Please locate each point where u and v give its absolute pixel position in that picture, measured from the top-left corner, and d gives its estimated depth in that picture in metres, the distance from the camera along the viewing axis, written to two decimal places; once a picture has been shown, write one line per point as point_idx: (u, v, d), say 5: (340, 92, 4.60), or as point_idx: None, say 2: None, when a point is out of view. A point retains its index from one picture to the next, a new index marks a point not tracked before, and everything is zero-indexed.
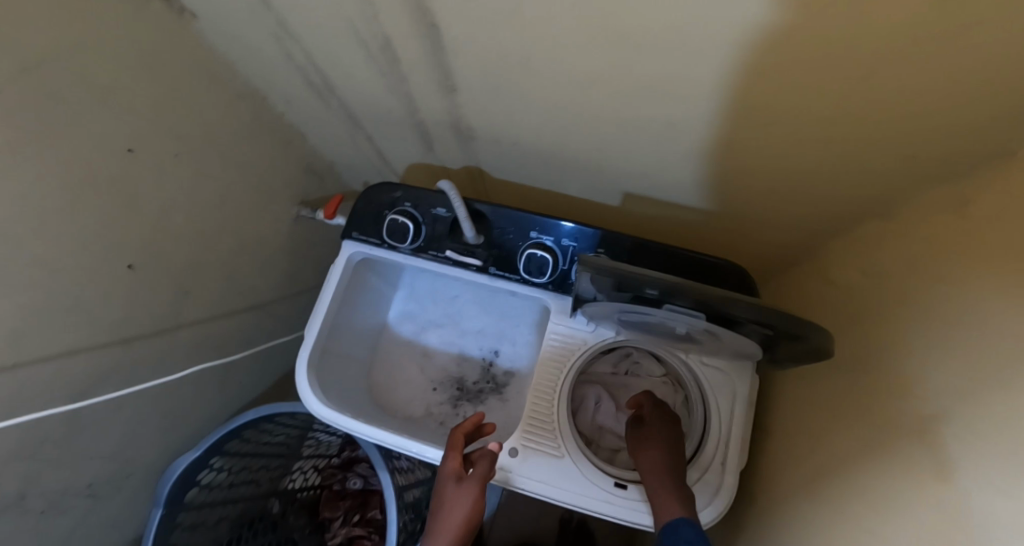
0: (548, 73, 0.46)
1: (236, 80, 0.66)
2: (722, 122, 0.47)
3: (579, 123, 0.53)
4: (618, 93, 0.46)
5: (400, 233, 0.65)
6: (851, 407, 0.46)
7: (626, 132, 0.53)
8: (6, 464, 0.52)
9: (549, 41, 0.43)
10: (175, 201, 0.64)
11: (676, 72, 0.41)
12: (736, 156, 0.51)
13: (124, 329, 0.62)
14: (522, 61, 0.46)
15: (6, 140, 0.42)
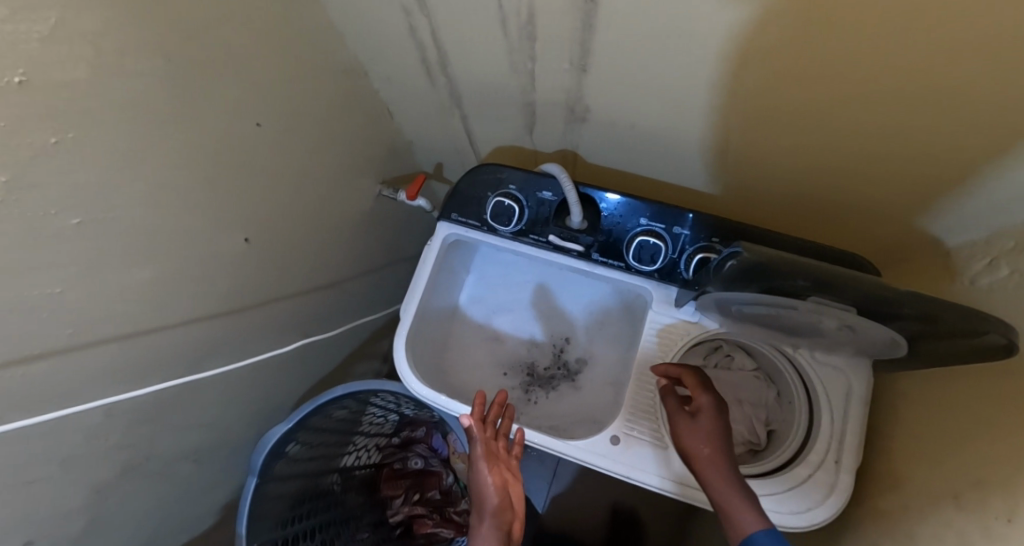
0: (696, 56, 0.45)
1: (346, 56, 0.66)
2: (877, 115, 0.45)
3: (712, 108, 0.52)
4: (770, 78, 0.45)
5: (504, 216, 0.66)
6: (978, 409, 0.44)
7: (761, 121, 0.51)
8: (135, 427, 0.55)
9: (709, 30, 0.41)
10: (285, 175, 0.64)
11: (847, 63, 0.40)
12: (875, 152, 0.49)
13: (235, 302, 0.64)
14: (671, 46, 0.45)
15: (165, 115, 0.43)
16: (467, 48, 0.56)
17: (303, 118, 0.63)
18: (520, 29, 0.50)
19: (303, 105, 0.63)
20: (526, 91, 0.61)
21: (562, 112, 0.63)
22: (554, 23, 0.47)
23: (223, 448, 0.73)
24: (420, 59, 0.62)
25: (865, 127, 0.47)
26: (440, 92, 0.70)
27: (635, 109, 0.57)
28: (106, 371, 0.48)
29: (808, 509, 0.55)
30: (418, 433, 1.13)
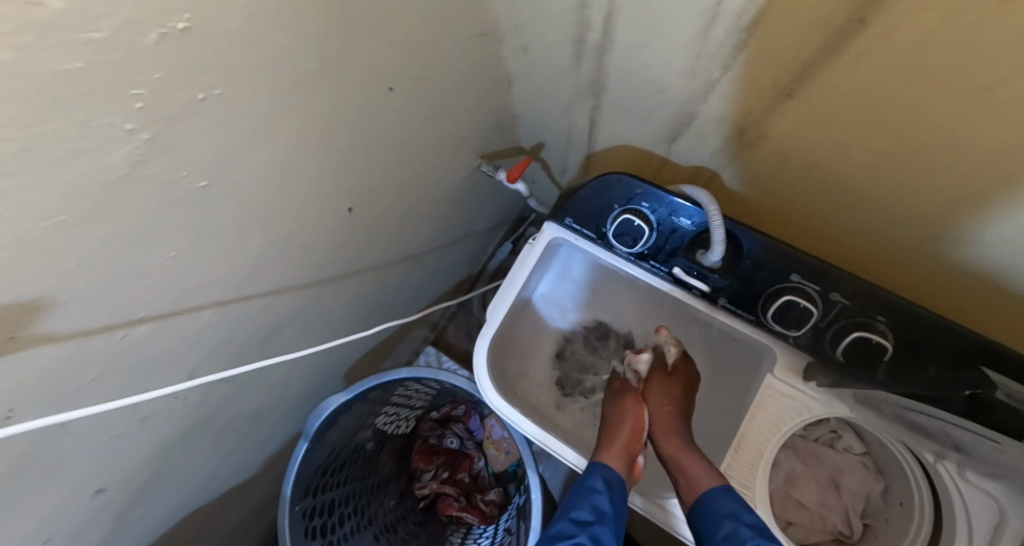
0: (922, 107, 0.36)
1: (490, 19, 0.58)
2: None
3: (901, 163, 0.43)
4: (985, 149, 0.36)
5: (629, 236, 0.59)
6: None
7: (949, 195, 0.43)
8: (216, 387, 0.52)
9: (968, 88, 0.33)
10: (397, 144, 0.58)
11: None
12: None
13: (324, 272, 0.59)
14: (906, 93, 0.36)
15: (312, 72, 0.38)
16: (646, 38, 0.47)
17: (431, 82, 0.57)
18: (727, 34, 0.41)
19: (432, 72, 0.55)
20: (694, 100, 0.52)
21: (724, 132, 0.54)
22: (779, 36, 0.38)
23: (282, 409, 0.71)
24: (575, 38, 0.54)
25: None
26: (582, 76, 0.61)
27: (827, 149, 0.47)
28: (196, 339, 0.44)
29: None
30: (457, 411, 1.08)
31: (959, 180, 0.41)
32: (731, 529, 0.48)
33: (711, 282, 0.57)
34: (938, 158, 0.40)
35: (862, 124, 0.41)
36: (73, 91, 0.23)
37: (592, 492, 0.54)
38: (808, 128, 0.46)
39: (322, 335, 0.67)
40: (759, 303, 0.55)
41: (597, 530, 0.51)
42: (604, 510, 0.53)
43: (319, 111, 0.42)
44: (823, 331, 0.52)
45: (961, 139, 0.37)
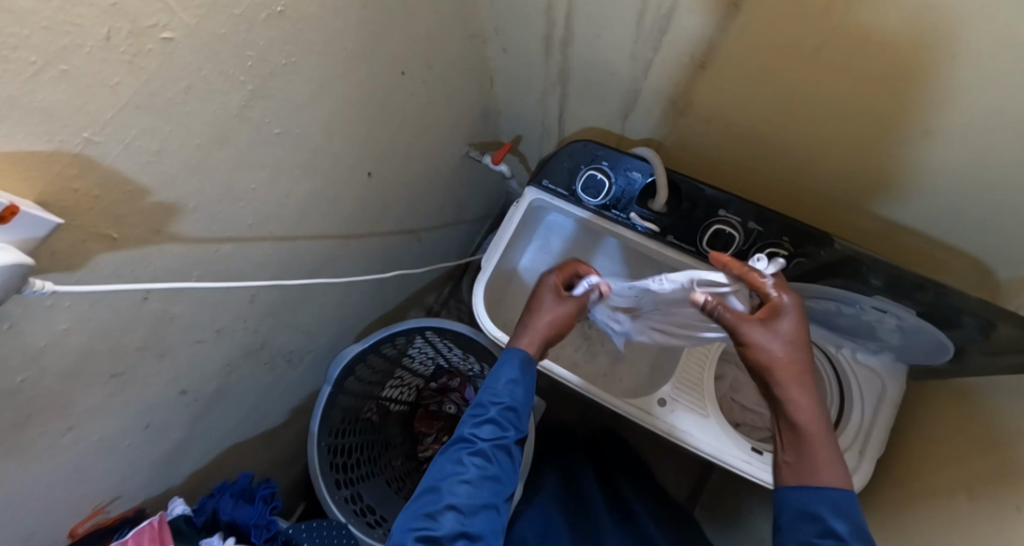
0: (785, 58, 0.52)
1: (477, 23, 0.72)
2: (910, 117, 0.52)
3: (783, 102, 0.58)
4: (827, 80, 0.53)
5: (594, 188, 0.73)
6: (1002, 423, 0.50)
7: (818, 120, 0.59)
8: (265, 316, 0.63)
9: (809, 41, 0.49)
10: (406, 122, 0.72)
11: (897, 71, 0.47)
12: (922, 154, 0.56)
13: (346, 228, 0.71)
14: (776, 52, 0.52)
15: (357, 52, 0.51)
16: (597, 30, 0.62)
17: (435, 73, 0.71)
18: (653, 21, 0.56)
19: (435, 65, 0.69)
20: (637, 78, 0.67)
21: (663, 104, 0.70)
22: (688, 21, 0.53)
23: (307, 358, 0.82)
24: (544, 34, 0.68)
25: (934, 180, 0.58)
26: (551, 69, 0.76)
27: (759, 108, 0.61)
28: (257, 262, 0.55)
29: None
30: (454, 382, 1.17)
31: (820, 107, 0.57)
32: (826, 527, 0.45)
33: (658, 223, 0.71)
34: (844, 115, 0.56)
35: (796, 89, 0.56)
36: (219, 46, 0.35)
37: (512, 381, 0.58)
38: (755, 95, 0.60)
39: (341, 289, 0.79)
40: (698, 236, 0.69)
41: (511, 405, 0.57)
42: (514, 388, 0.58)
43: (357, 86, 0.55)
44: (746, 252, 0.67)
45: (863, 105, 0.53)
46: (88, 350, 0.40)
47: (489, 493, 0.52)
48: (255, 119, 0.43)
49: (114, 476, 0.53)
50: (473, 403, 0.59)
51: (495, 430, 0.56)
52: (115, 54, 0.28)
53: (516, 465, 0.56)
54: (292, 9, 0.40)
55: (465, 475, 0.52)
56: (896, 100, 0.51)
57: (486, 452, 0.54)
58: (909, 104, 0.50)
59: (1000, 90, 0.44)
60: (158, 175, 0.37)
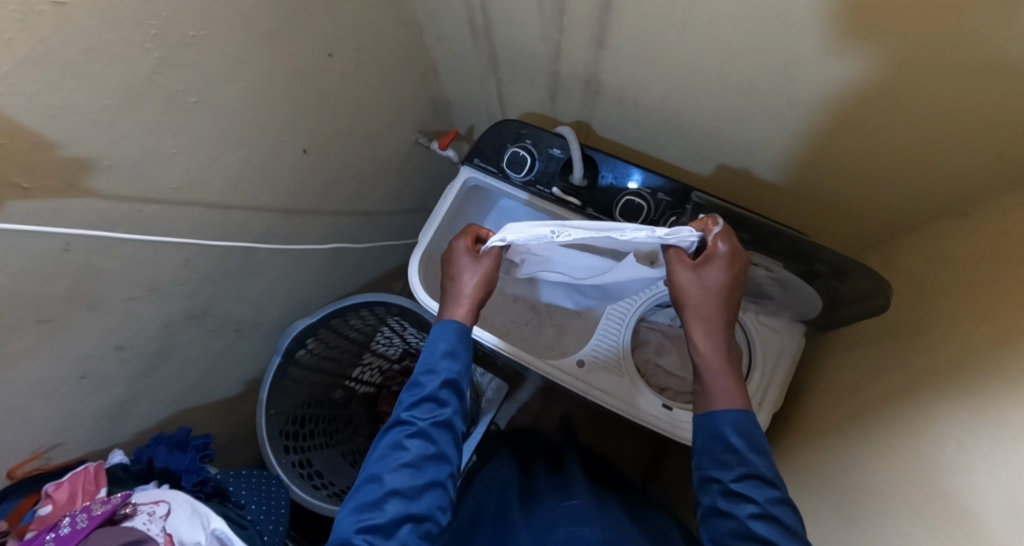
0: (666, 37, 0.57)
1: (408, 12, 0.77)
2: (770, 91, 0.57)
3: (675, 80, 0.63)
4: (703, 57, 0.58)
5: (519, 165, 0.78)
6: (901, 373, 0.53)
7: (707, 96, 0.63)
8: (204, 281, 0.68)
9: (679, 19, 0.54)
10: (342, 104, 0.76)
11: (755, 45, 0.52)
12: (796, 126, 0.60)
13: (286, 204, 0.75)
14: (657, 30, 0.57)
15: (273, 29, 0.56)
16: (510, 14, 0.67)
17: (369, 58, 0.76)
18: (552, 4, 0.61)
19: (368, 49, 0.74)
20: (553, 60, 0.72)
21: (580, 84, 0.75)
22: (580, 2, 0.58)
23: (258, 329, 0.86)
24: (468, 20, 0.73)
25: (813, 148, 0.62)
26: (482, 54, 0.81)
27: (657, 86, 0.66)
28: (188, 226, 0.60)
29: None
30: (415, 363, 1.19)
31: (700, 85, 0.62)
32: (727, 441, 0.49)
33: (579, 197, 0.76)
34: (733, 94, 0.60)
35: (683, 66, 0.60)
36: (117, 13, 0.39)
37: (449, 356, 0.62)
38: (652, 73, 0.64)
39: (286, 264, 0.83)
40: (613, 208, 0.74)
41: (447, 382, 0.60)
42: (449, 362, 0.62)
43: (279, 63, 0.60)
44: (656, 222, 0.72)
45: (745, 83, 0.58)
46: (11, 292, 0.45)
47: (430, 471, 0.55)
48: (168, 86, 0.48)
49: (54, 423, 0.57)
50: (412, 386, 0.62)
51: (432, 408, 0.59)
52: (7, 13, 0.32)
53: (457, 436, 0.60)
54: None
55: (407, 457, 0.55)
56: (776, 76, 0.54)
57: (422, 432, 0.57)
58: (781, 79, 0.55)
59: (825, 62, 0.49)
60: (68, 130, 0.41)
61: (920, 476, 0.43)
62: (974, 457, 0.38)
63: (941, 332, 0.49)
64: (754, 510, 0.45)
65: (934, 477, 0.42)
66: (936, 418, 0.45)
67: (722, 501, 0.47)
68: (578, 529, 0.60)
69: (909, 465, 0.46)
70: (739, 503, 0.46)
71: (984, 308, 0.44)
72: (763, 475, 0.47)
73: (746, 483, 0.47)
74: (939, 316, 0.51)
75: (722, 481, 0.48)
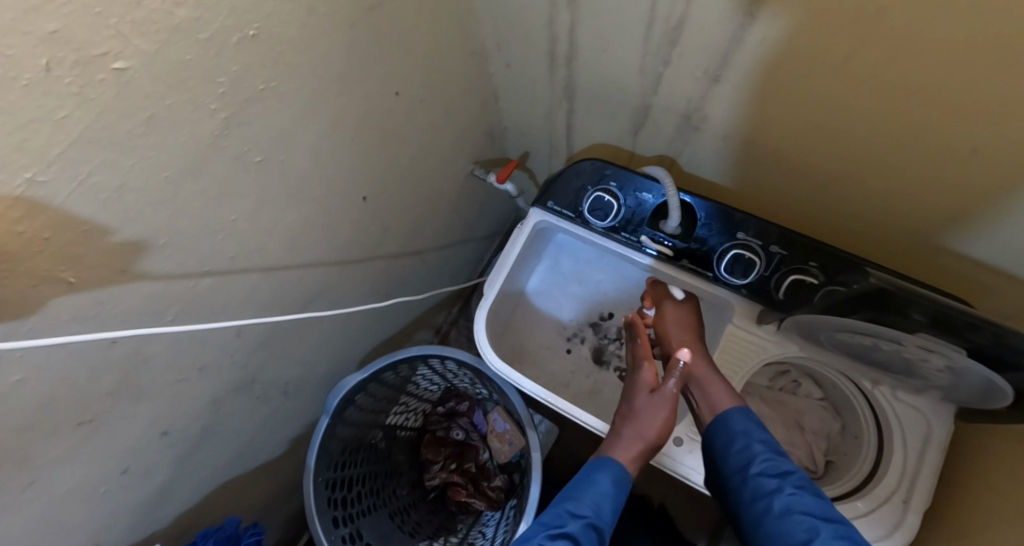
0: (806, 72, 0.48)
1: (478, 39, 0.69)
2: (906, 127, 0.48)
3: (805, 118, 0.54)
4: (851, 97, 0.48)
5: (602, 211, 0.69)
6: None
7: (840, 137, 0.54)
8: (257, 349, 0.60)
9: (831, 56, 0.45)
10: (405, 142, 0.68)
11: (936, 86, 0.42)
12: (941, 166, 0.50)
13: (342, 254, 0.68)
14: (797, 65, 0.48)
15: (343, 71, 0.48)
16: (603, 43, 0.58)
17: (434, 92, 0.68)
18: (662, 33, 0.52)
19: (434, 83, 0.66)
20: (647, 92, 0.63)
21: (675, 119, 0.66)
22: (698, 33, 0.49)
23: (305, 387, 0.79)
24: (548, 49, 0.65)
25: (953, 189, 0.52)
26: (555, 84, 0.73)
27: (776, 123, 0.57)
28: (245, 295, 0.53)
29: (869, 541, 0.55)
30: (461, 406, 1.11)
31: (812, 116, 0.53)
32: (744, 447, 0.51)
33: (672, 246, 0.67)
34: (887, 141, 0.51)
35: (819, 106, 0.51)
36: (181, 73, 0.31)
37: (599, 491, 0.52)
38: (773, 109, 0.55)
39: (338, 316, 0.76)
40: (715, 260, 0.64)
41: (593, 523, 0.50)
42: (598, 502, 0.51)
43: (346, 109, 0.52)
44: (768, 279, 0.62)
45: (909, 131, 0.48)
46: (50, 400, 0.37)
47: None
48: (231, 148, 0.40)
49: (92, 526, 0.50)
50: (545, 520, 0.51)
51: None
52: (58, 86, 0.25)
53: None
54: (267, 30, 0.36)
55: None
56: (966, 132, 0.45)
57: None
58: (946, 117, 0.44)
59: (964, 92, 0.41)
60: (119, 213, 0.34)
61: None
62: None
63: None
64: (783, 494, 0.46)
65: None
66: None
67: (754, 490, 0.48)
68: None
69: None
70: (767, 486, 0.48)
71: None
72: (778, 468, 0.48)
73: (768, 467, 0.49)
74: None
75: (749, 471, 0.49)
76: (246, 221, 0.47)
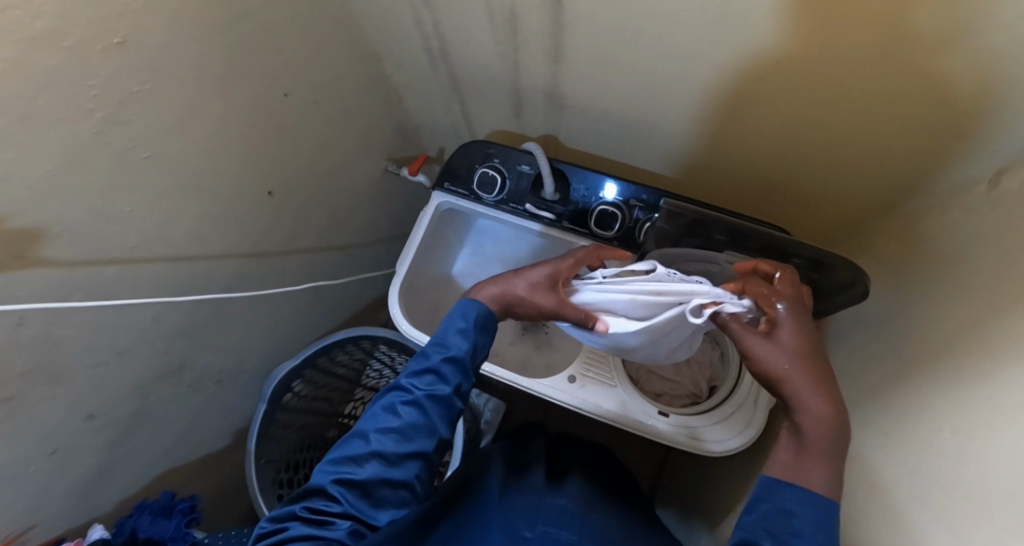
0: (620, 44, 0.57)
1: (364, 42, 0.76)
2: (704, 81, 0.58)
3: (635, 84, 0.64)
4: (657, 61, 0.58)
5: (488, 185, 0.77)
6: (912, 351, 0.52)
7: (668, 97, 0.64)
8: (178, 335, 0.66)
9: (629, 29, 0.54)
10: (306, 139, 0.76)
11: (707, 42, 0.52)
12: (742, 110, 0.61)
13: (257, 246, 0.74)
14: (611, 39, 0.57)
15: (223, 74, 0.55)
16: (464, 37, 0.67)
17: (328, 92, 0.75)
18: (503, 23, 0.61)
19: (325, 84, 0.73)
20: (513, 77, 0.72)
21: (543, 99, 0.75)
22: (530, 20, 0.59)
23: (239, 378, 0.84)
24: (425, 47, 0.74)
25: (763, 128, 0.63)
26: (442, 79, 0.81)
27: (618, 93, 0.67)
28: (157, 283, 0.59)
29: (727, 438, 0.70)
30: None
31: (641, 83, 0.63)
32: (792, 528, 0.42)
33: (552, 210, 0.76)
34: (780, 112, 0.59)
35: (641, 73, 0.61)
36: (50, 77, 0.38)
37: (459, 330, 0.62)
38: (610, 81, 0.65)
39: (263, 307, 0.82)
40: (587, 218, 0.74)
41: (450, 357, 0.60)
42: (458, 340, 0.61)
43: (232, 109, 0.59)
44: (631, 229, 0.73)
45: (806, 100, 0.55)
46: None
47: (416, 441, 0.55)
48: (115, 144, 0.46)
49: (26, 503, 0.54)
50: (418, 355, 0.62)
51: (433, 381, 0.59)
52: None
53: (453, 412, 0.60)
54: (132, 40, 0.43)
55: (395, 421, 0.56)
56: (765, 74, 0.54)
57: (417, 401, 0.57)
58: (731, 63, 0.54)
59: (733, 41, 0.51)
60: (11, 200, 0.40)
61: (947, 450, 0.42)
62: (969, 439, 0.40)
63: (944, 295, 0.49)
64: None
65: (931, 460, 0.44)
66: (953, 395, 0.44)
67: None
68: (554, 530, 0.62)
69: (932, 438, 0.45)
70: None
71: (992, 270, 0.44)
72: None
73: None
74: (939, 289, 0.51)
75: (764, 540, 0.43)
76: (145, 211, 0.53)
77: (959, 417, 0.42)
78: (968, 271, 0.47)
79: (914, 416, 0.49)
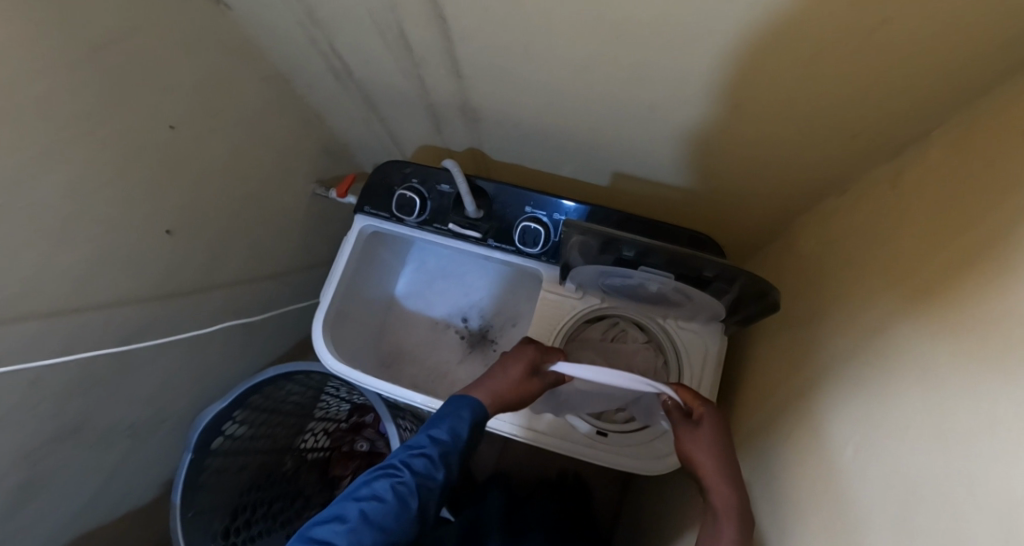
0: (517, 56, 0.55)
1: (265, 63, 0.72)
2: (608, 89, 0.56)
3: (543, 96, 0.61)
4: (558, 72, 0.55)
5: (408, 207, 0.73)
6: (827, 358, 0.51)
7: (579, 108, 0.61)
8: (70, 393, 0.60)
9: (521, 41, 0.52)
10: (210, 170, 0.71)
11: (599, 51, 0.50)
12: (652, 117, 0.58)
13: (164, 286, 0.69)
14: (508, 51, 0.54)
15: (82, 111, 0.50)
16: (363, 55, 0.63)
17: (229, 120, 0.70)
18: (396, 40, 0.58)
19: (224, 111, 0.69)
20: (423, 93, 0.69)
21: (458, 113, 0.71)
22: (422, 35, 0.55)
23: (159, 427, 0.79)
24: (329, 67, 0.70)
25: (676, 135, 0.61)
26: (356, 98, 0.77)
27: (528, 106, 0.64)
28: (35, 340, 0.53)
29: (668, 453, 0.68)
30: (365, 418, 1.10)
31: (549, 94, 0.60)
32: None
33: (476, 229, 0.72)
34: (687, 118, 0.57)
35: (545, 84, 0.58)
36: None
37: (458, 416, 0.58)
38: (518, 93, 0.62)
39: (181, 351, 0.77)
40: (513, 235, 0.71)
41: (450, 444, 0.56)
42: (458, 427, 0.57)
43: (103, 147, 0.54)
44: (556, 245, 0.71)
45: (722, 102, 0.52)
46: None
47: (400, 531, 0.51)
48: None
49: None
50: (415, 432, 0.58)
51: (428, 465, 0.55)
52: None
53: (434, 508, 0.56)
54: None
55: (382, 505, 0.51)
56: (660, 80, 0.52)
57: (409, 486, 0.53)
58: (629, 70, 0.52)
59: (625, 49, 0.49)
60: None
61: (854, 467, 0.41)
62: (872, 452, 0.40)
63: (859, 301, 0.48)
64: None
65: (835, 471, 0.44)
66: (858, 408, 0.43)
67: None
68: None
69: (841, 453, 0.44)
70: None
71: (899, 277, 0.42)
72: None
73: None
74: (852, 295, 0.49)
75: None
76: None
77: (868, 431, 0.41)
78: (871, 276, 0.47)
79: (821, 429, 0.48)
